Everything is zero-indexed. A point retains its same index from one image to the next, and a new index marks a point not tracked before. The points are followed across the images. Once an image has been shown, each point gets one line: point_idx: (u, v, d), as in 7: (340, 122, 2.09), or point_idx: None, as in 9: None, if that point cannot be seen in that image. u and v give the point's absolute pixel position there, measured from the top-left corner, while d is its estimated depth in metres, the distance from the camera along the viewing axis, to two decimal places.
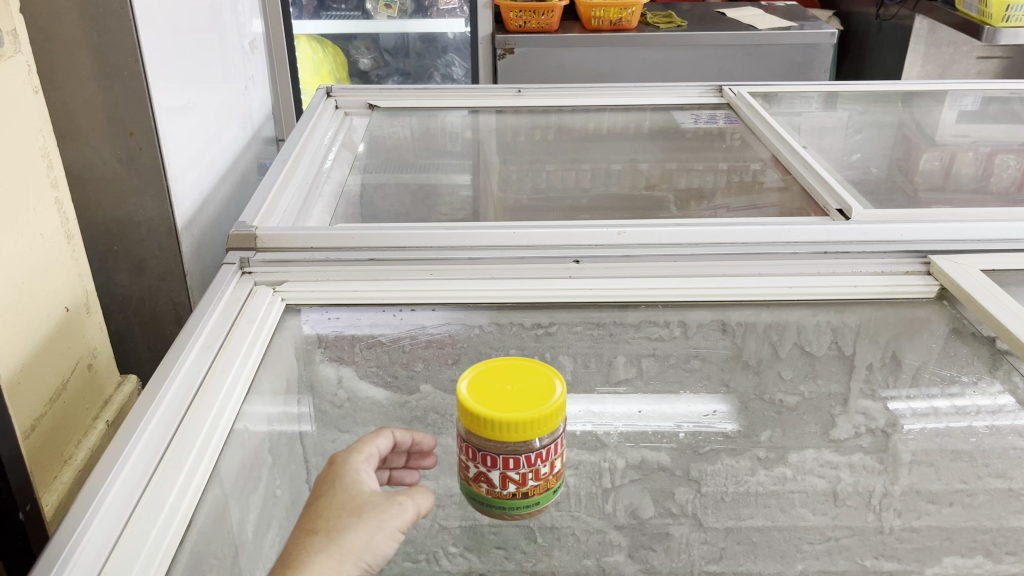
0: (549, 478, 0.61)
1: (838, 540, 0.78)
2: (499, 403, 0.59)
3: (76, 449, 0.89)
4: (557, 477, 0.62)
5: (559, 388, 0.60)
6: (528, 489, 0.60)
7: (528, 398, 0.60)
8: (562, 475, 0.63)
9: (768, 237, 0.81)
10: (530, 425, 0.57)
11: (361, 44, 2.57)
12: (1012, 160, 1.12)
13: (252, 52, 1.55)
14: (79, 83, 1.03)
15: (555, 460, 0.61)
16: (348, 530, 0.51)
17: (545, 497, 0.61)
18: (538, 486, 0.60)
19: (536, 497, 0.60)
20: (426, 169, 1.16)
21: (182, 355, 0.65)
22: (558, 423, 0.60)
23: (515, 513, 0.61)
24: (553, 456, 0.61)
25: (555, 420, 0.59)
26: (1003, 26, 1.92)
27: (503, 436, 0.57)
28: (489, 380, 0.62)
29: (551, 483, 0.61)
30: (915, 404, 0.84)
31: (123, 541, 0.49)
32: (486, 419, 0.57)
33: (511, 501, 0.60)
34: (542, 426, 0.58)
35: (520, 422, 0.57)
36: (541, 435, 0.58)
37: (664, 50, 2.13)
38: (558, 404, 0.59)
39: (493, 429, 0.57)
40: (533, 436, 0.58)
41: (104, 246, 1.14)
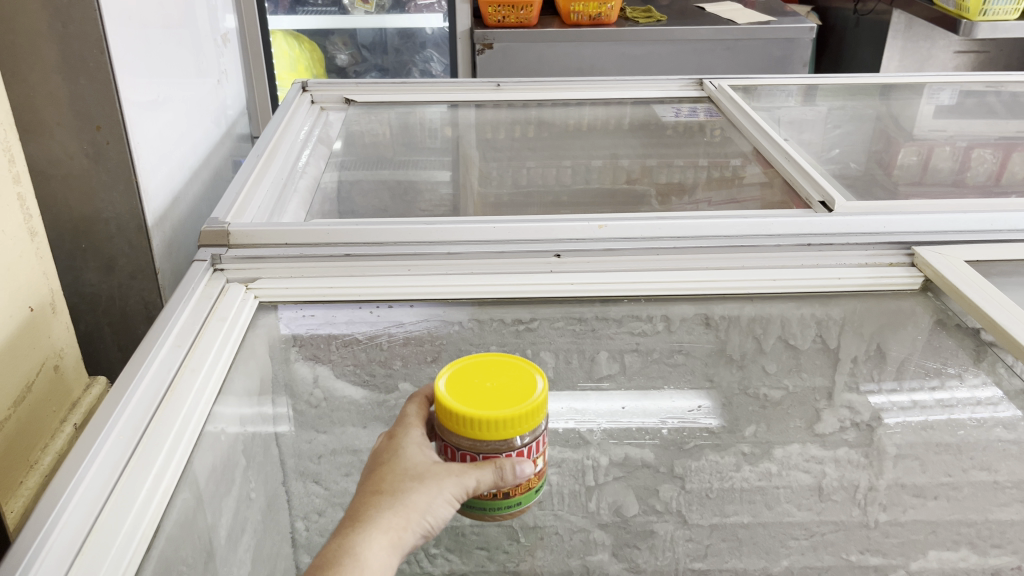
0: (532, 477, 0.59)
1: (823, 536, 0.79)
2: (479, 400, 0.57)
3: (42, 453, 0.86)
4: (538, 479, 0.60)
5: (541, 383, 0.59)
6: (508, 488, 0.58)
7: (509, 394, 0.58)
8: (544, 477, 0.61)
9: (751, 230, 0.80)
10: (510, 422, 0.56)
11: (338, 40, 2.55)
12: (990, 154, 1.12)
13: (225, 46, 1.52)
14: (43, 75, 1.00)
15: (536, 459, 0.59)
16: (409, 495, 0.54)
17: (527, 497, 0.59)
18: (520, 485, 0.58)
19: (518, 497, 0.58)
20: (404, 165, 1.14)
21: (150, 355, 0.63)
22: (541, 420, 0.58)
23: (496, 515, 0.59)
24: (535, 454, 0.59)
25: (538, 417, 0.57)
26: (980, 20, 1.93)
27: (485, 434, 0.56)
28: (470, 376, 0.60)
29: (533, 483, 0.59)
30: (895, 399, 0.82)
31: (88, 546, 0.47)
32: (468, 418, 0.56)
33: (490, 502, 0.58)
34: (526, 423, 0.56)
35: (502, 420, 0.55)
36: (522, 433, 0.57)
37: (644, 45, 2.13)
38: (542, 400, 0.58)
39: (476, 427, 0.56)
40: (516, 433, 0.56)
41: (72, 244, 1.11)
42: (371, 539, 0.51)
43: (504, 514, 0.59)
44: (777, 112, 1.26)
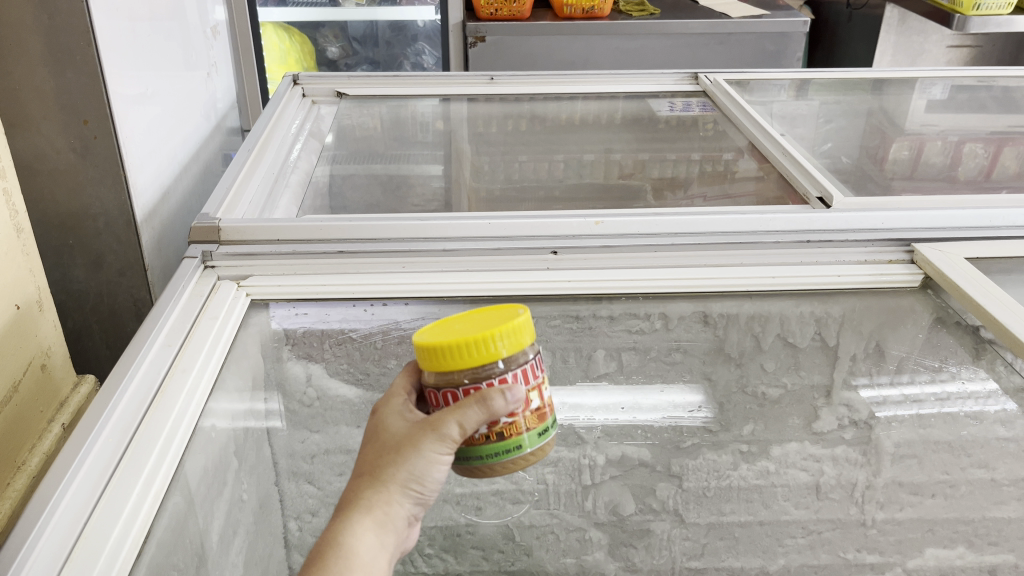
0: (526, 415, 0.53)
1: (821, 534, 0.82)
2: (454, 333, 0.54)
3: (30, 454, 0.85)
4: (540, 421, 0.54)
5: (520, 312, 0.55)
6: (500, 429, 0.52)
7: (487, 325, 0.54)
8: (546, 419, 0.55)
9: (749, 226, 0.79)
10: (483, 345, 0.52)
11: (329, 33, 2.51)
12: (982, 149, 1.11)
13: (214, 37, 1.50)
14: (27, 68, 0.98)
15: (530, 394, 0.53)
16: (390, 466, 0.51)
17: (525, 441, 0.53)
18: (512, 424, 0.52)
19: (514, 439, 0.52)
20: (396, 159, 1.12)
21: (140, 355, 0.62)
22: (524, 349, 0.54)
23: (493, 466, 0.53)
24: (527, 386, 0.53)
25: (515, 341, 0.53)
26: (973, 14, 1.93)
27: (456, 362, 0.52)
28: (452, 323, 0.57)
29: (531, 423, 0.53)
30: (888, 392, 0.81)
31: (77, 552, 0.46)
32: (435, 348, 0.53)
33: (482, 447, 0.52)
34: (498, 345, 0.52)
35: (470, 345, 0.52)
36: (502, 356, 0.52)
37: (636, 38, 2.11)
38: (520, 326, 0.54)
39: (444, 356, 0.52)
40: (490, 359, 0.52)
41: (59, 240, 1.10)
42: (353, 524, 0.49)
43: (499, 463, 0.53)
44: (771, 106, 1.25)
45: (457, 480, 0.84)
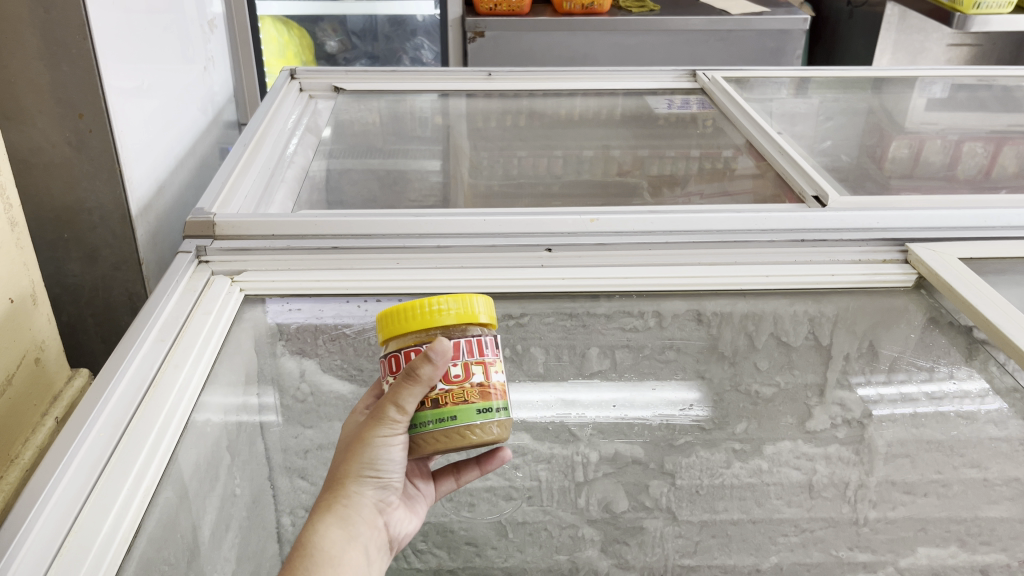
0: (466, 386, 0.53)
1: (813, 532, 0.82)
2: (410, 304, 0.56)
3: (23, 448, 0.85)
4: (485, 398, 0.53)
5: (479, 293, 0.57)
6: (435, 395, 0.52)
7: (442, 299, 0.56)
8: (494, 399, 0.54)
9: (744, 225, 0.79)
10: (431, 312, 0.54)
11: (327, 27, 2.51)
12: (981, 148, 1.11)
13: (212, 31, 1.50)
14: (22, 61, 0.97)
15: (474, 367, 0.53)
16: (345, 465, 0.53)
17: (464, 413, 0.52)
18: (449, 393, 0.52)
19: (451, 409, 0.52)
20: (394, 154, 1.12)
21: (133, 349, 0.62)
22: (474, 326, 0.55)
23: (431, 437, 0.53)
24: (473, 358, 0.54)
25: (462, 314, 0.54)
26: (974, 13, 1.92)
27: (401, 327, 0.54)
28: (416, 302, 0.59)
29: (471, 396, 0.53)
30: (884, 390, 0.80)
31: (66, 549, 0.46)
32: (387, 313, 0.55)
33: (420, 415, 0.53)
34: (443, 315, 0.54)
35: (416, 310, 0.54)
36: (450, 325, 0.54)
37: (636, 34, 2.11)
38: (473, 299, 0.55)
39: (393, 321, 0.55)
40: (434, 327, 0.54)
41: (54, 233, 1.09)
42: (316, 524, 0.51)
43: (435, 433, 0.52)
44: (770, 104, 1.25)
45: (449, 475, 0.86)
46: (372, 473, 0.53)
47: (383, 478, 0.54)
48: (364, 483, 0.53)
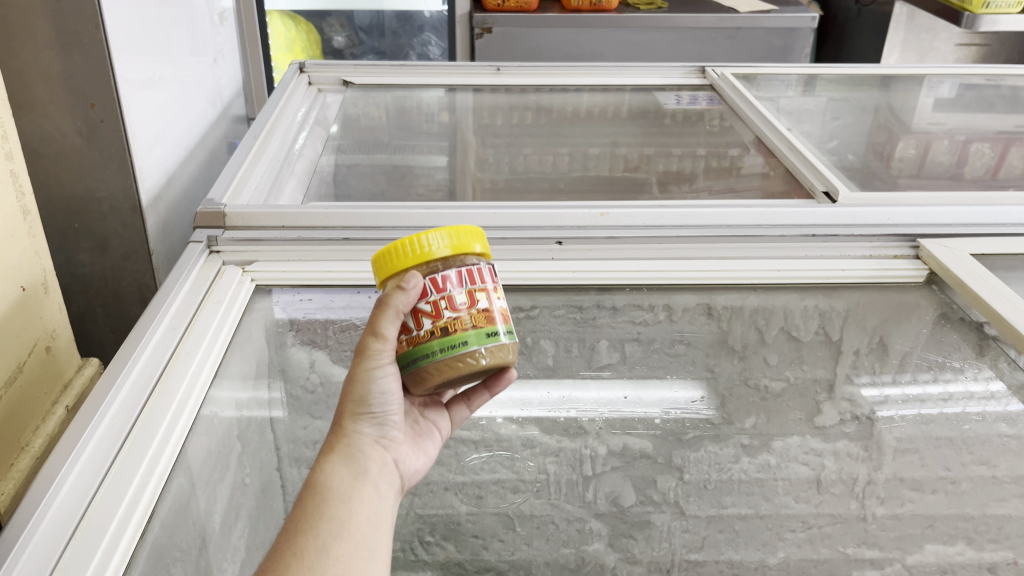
0: (473, 312, 0.52)
1: (821, 528, 0.80)
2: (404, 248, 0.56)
3: (33, 436, 0.85)
4: (492, 322, 0.52)
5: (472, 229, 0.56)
6: (444, 324, 0.51)
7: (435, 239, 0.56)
8: (499, 324, 0.53)
9: (755, 220, 0.79)
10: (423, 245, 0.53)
11: (335, 22, 2.51)
12: (989, 148, 1.11)
13: (221, 24, 1.50)
14: (35, 51, 0.98)
15: (477, 294, 0.52)
16: (342, 411, 0.53)
17: (473, 338, 0.51)
18: (459, 320, 0.51)
19: (460, 336, 0.51)
20: (402, 149, 1.12)
21: (145, 337, 0.62)
22: (472, 257, 0.54)
23: (441, 366, 0.51)
24: (476, 286, 0.53)
25: (458, 242, 0.54)
26: (983, 13, 1.92)
27: (400, 264, 0.54)
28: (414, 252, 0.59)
29: (478, 321, 0.52)
30: (890, 391, 0.82)
31: (80, 534, 0.46)
32: (384, 256, 0.55)
33: (428, 345, 0.51)
34: (440, 243, 0.53)
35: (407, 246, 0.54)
36: (444, 254, 0.53)
37: (644, 32, 2.11)
38: (467, 233, 0.55)
39: (391, 260, 0.54)
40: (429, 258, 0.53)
41: (64, 223, 1.10)
42: (323, 470, 0.50)
43: (445, 362, 0.51)
44: (779, 102, 1.25)
45: (457, 467, 0.84)
46: (369, 412, 0.53)
47: (382, 415, 0.53)
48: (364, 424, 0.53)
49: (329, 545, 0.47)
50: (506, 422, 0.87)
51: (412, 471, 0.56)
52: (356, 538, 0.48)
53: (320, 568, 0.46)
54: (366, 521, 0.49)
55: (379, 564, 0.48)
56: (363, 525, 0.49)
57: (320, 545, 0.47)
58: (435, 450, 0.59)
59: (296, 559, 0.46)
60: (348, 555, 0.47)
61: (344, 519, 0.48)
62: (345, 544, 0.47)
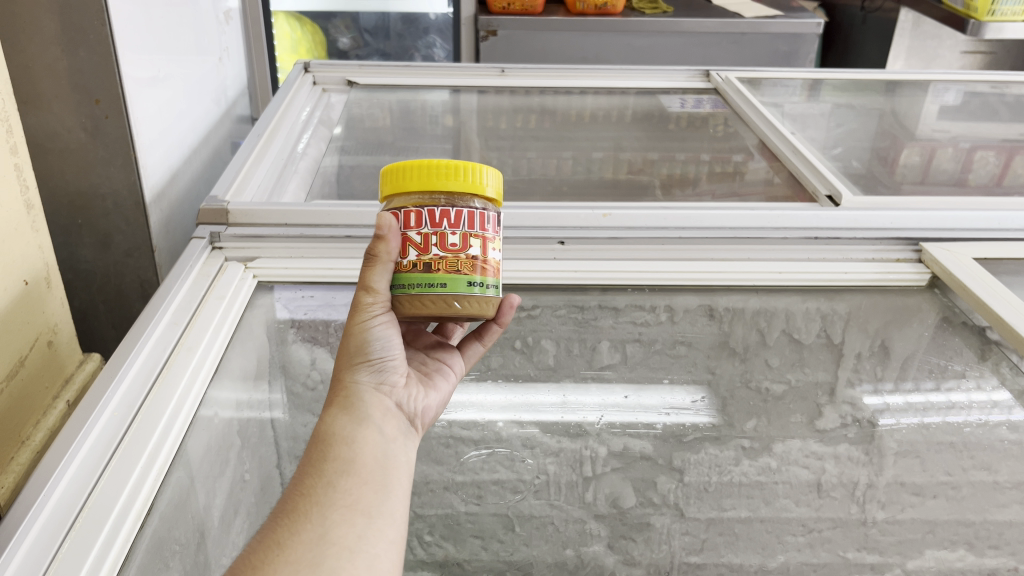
0: (461, 258, 0.51)
1: (821, 532, 0.80)
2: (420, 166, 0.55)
3: (34, 430, 0.85)
4: (478, 272, 0.52)
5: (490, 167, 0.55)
6: (427, 261, 0.51)
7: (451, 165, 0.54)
8: (486, 275, 0.53)
9: (757, 223, 0.79)
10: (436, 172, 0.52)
11: (340, 23, 2.51)
12: (993, 156, 1.10)
13: (227, 23, 1.51)
14: (42, 47, 0.98)
15: (471, 238, 0.52)
16: (340, 364, 0.53)
17: (455, 283, 0.51)
18: (444, 260, 0.51)
19: (440, 277, 0.51)
20: (406, 150, 1.12)
21: (146, 330, 0.62)
22: (480, 200, 0.53)
23: (416, 300, 0.52)
24: (471, 231, 0.52)
25: (467, 181, 0.52)
26: (988, 20, 1.91)
27: (406, 185, 0.53)
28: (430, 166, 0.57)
29: (462, 267, 0.51)
30: (891, 399, 0.82)
31: (79, 525, 0.46)
32: (396, 169, 0.54)
33: (409, 277, 0.51)
34: (448, 179, 0.52)
35: (423, 169, 0.52)
36: (451, 189, 0.52)
37: (649, 36, 2.11)
38: (482, 172, 0.53)
39: (399, 177, 0.53)
40: (435, 190, 0.52)
41: (68, 219, 1.10)
42: (326, 419, 0.50)
43: (419, 298, 0.51)
44: (782, 107, 1.25)
45: (458, 467, 0.83)
46: (368, 362, 0.53)
47: (381, 363, 0.53)
48: (364, 374, 0.53)
49: (335, 481, 0.47)
50: (506, 423, 0.85)
51: (421, 415, 0.56)
52: (365, 474, 0.48)
53: (328, 501, 0.45)
54: (373, 459, 0.49)
55: (392, 497, 0.48)
56: (370, 464, 0.48)
57: (327, 482, 0.46)
58: (447, 387, 0.60)
59: (303, 496, 0.46)
60: (358, 490, 0.47)
61: (350, 457, 0.48)
62: (353, 480, 0.47)
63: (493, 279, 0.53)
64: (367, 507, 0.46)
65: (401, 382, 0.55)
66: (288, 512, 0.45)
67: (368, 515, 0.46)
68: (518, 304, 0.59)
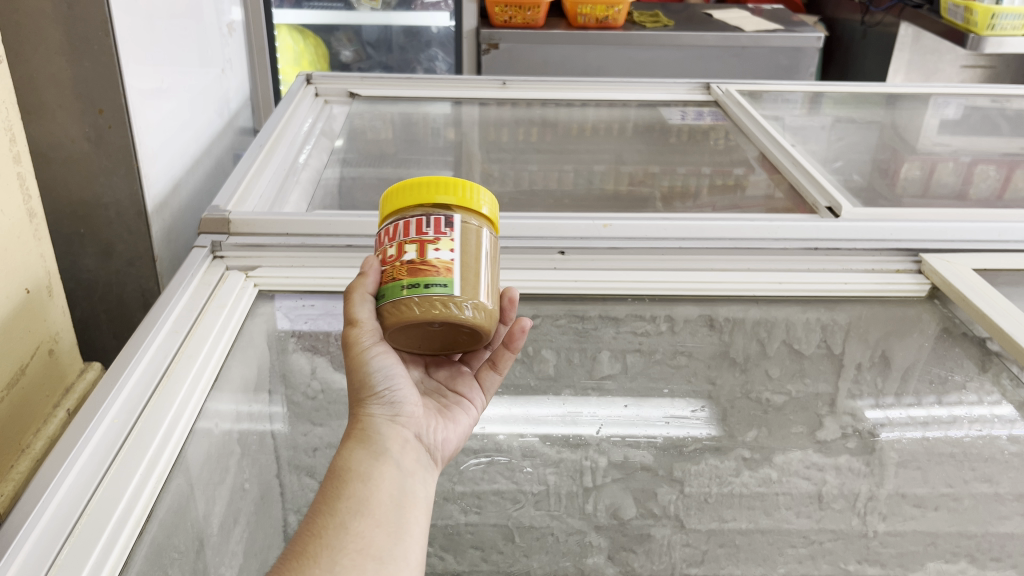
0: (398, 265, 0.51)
1: (822, 544, 0.79)
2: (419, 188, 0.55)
3: (34, 438, 0.85)
4: (412, 274, 0.50)
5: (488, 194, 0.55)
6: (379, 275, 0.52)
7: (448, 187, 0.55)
8: (432, 275, 0.50)
9: (758, 233, 0.81)
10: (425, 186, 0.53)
11: (343, 36, 2.53)
12: (993, 171, 1.10)
13: (230, 34, 1.51)
14: (46, 57, 0.99)
15: (404, 246, 0.51)
16: (353, 400, 0.54)
17: (392, 289, 0.51)
18: (388, 272, 0.51)
19: (386, 288, 0.51)
20: (407, 162, 1.12)
21: (147, 338, 0.62)
22: (476, 218, 0.54)
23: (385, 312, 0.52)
24: (405, 239, 0.51)
25: (463, 197, 0.53)
26: (988, 35, 1.93)
27: (403, 201, 0.53)
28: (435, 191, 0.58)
29: (397, 274, 0.50)
30: (892, 413, 0.80)
31: (77, 532, 0.46)
32: (395, 190, 0.55)
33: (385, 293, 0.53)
34: (444, 192, 0.53)
35: (416, 184, 0.53)
36: (445, 200, 0.52)
37: (650, 49, 2.12)
38: (479, 193, 0.54)
39: (399, 195, 0.54)
40: (425, 202, 0.53)
41: (70, 228, 1.11)
42: (343, 455, 0.51)
43: (419, 302, 0.50)
44: (783, 119, 1.25)
45: (457, 477, 0.83)
46: (377, 395, 0.53)
47: (390, 395, 0.54)
48: (377, 407, 0.53)
49: (348, 522, 0.47)
50: (507, 435, 0.85)
51: (439, 446, 0.56)
52: (378, 514, 0.48)
53: (339, 544, 0.46)
54: (387, 497, 0.49)
55: (406, 537, 0.48)
56: (384, 501, 0.49)
57: (339, 523, 0.47)
58: (470, 423, 0.60)
59: (315, 538, 0.46)
60: (370, 531, 0.47)
61: (364, 496, 0.49)
62: (366, 520, 0.48)
63: (441, 279, 0.50)
64: (379, 550, 0.47)
65: (416, 412, 0.55)
66: (298, 553, 0.45)
67: (379, 559, 0.46)
68: (530, 328, 0.61)
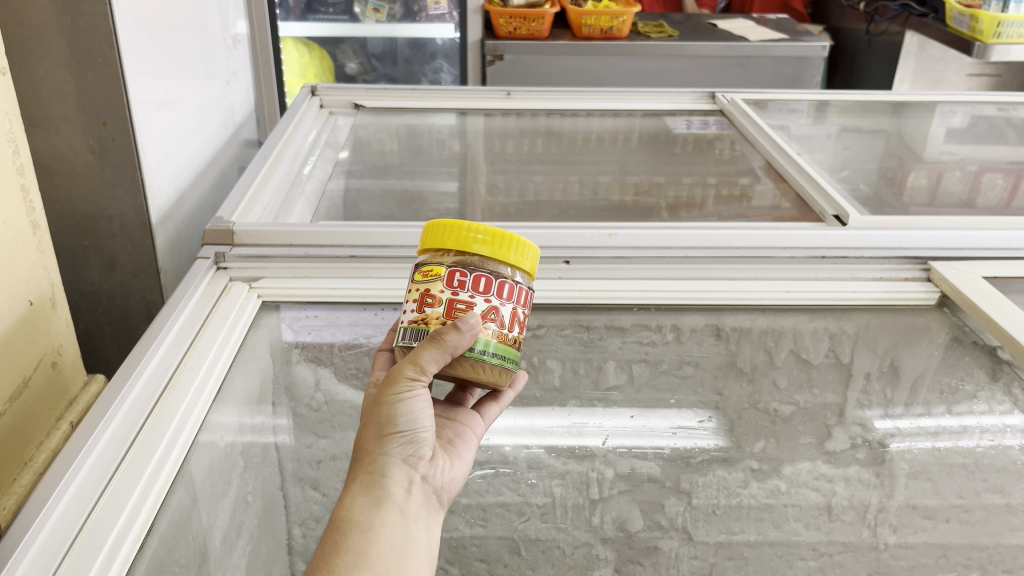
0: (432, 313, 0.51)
1: (832, 557, 0.80)
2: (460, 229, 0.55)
3: (37, 451, 0.85)
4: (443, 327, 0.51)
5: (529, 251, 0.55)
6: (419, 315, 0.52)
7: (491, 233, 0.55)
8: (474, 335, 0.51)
9: (765, 242, 0.80)
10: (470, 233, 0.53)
11: (349, 49, 2.56)
12: (1000, 179, 1.10)
13: (235, 46, 1.52)
14: (50, 69, 0.99)
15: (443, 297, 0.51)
16: (369, 431, 0.51)
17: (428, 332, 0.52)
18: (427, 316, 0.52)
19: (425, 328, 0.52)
20: (412, 174, 1.12)
21: (147, 354, 0.62)
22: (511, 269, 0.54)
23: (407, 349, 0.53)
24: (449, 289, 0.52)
25: (503, 250, 0.53)
26: (994, 43, 1.92)
27: (443, 242, 0.53)
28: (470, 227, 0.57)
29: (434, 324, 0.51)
30: (902, 422, 0.79)
31: (78, 546, 0.45)
32: (438, 228, 0.54)
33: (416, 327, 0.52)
34: (481, 242, 0.53)
35: (458, 228, 0.53)
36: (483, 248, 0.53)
37: (654, 59, 2.13)
38: (521, 246, 0.54)
39: (439, 234, 0.54)
40: (465, 248, 0.53)
41: (75, 241, 1.11)
42: (346, 499, 0.49)
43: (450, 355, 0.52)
44: (788, 129, 1.25)
45: (462, 489, 0.82)
46: (398, 434, 0.51)
47: (412, 435, 0.51)
48: (395, 446, 0.51)
49: None
50: (513, 446, 0.84)
51: (447, 487, 0.54)
52: (376, 567, 0.47)
53: None
54: (388, 548, 0.48)
55: None
56: (385, 554, 0.47)
57: None
58: (469, 456, 0.58)
59: None
60: None
61: (363, 549, 0.47)
62: None
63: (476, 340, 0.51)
64: None
65: (428, 453, 0.53)
66: None
67: None
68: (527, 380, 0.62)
